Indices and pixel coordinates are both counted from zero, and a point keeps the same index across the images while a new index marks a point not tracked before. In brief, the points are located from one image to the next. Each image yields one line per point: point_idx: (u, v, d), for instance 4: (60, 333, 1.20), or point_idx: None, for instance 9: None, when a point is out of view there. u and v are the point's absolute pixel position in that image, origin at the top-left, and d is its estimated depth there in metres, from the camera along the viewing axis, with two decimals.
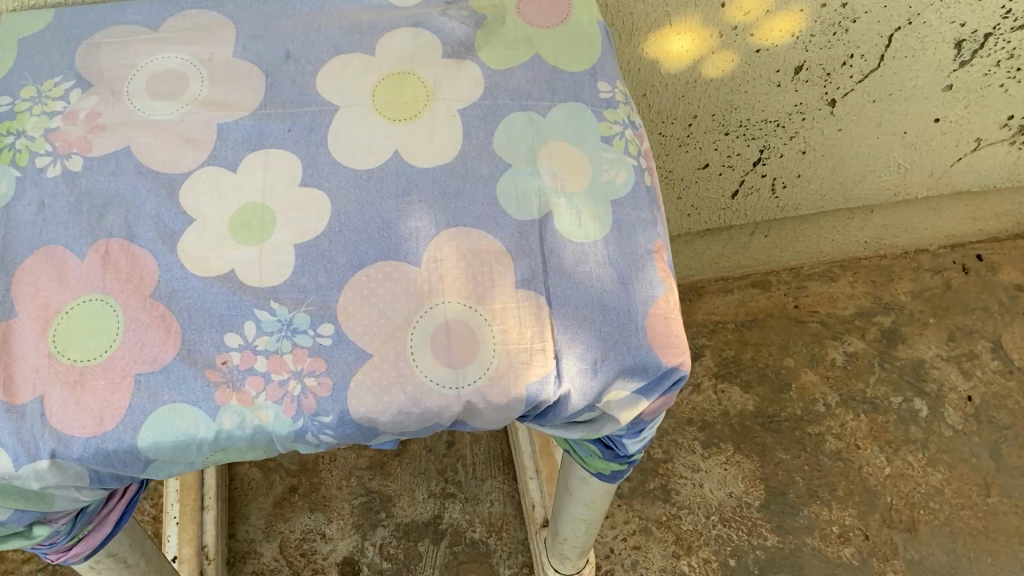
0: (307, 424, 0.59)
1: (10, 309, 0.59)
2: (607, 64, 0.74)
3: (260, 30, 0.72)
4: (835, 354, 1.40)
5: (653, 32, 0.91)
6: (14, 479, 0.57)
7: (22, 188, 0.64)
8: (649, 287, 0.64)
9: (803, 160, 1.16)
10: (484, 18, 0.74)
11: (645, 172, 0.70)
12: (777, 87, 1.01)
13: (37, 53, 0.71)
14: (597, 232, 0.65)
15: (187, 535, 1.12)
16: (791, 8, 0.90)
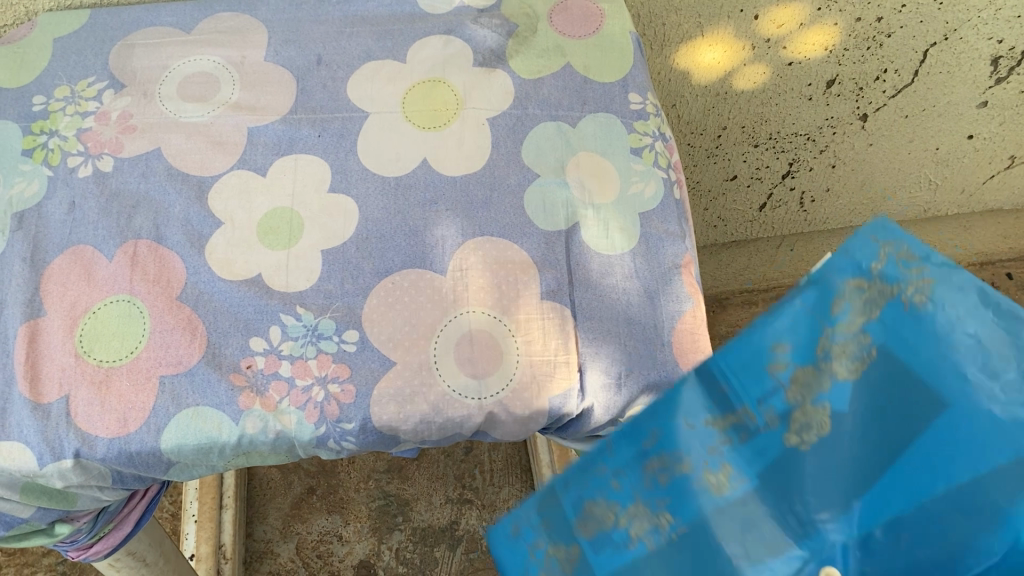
0: (330, 430, 0.59)
1: (38, 308, 0.60)
2: (639, 75, 0.73)
3: (292, 34, 0.73)
4: None
5: (685, 44, 0.90)
6: (39, 477, 0.57)
7: (54, 188, 0.65)
8: (677, 301, 0.64)
9: (832, 175, 1.15)
10: (515, 27, 0.74)
11: (674, 185, 0.69)
12: (808, 101, 1.00)
13: (71, 53, 0.71)
14: (625, 244, 0.65)
15: (204, 534, 1.13)
16: (825, 22, 0.89)
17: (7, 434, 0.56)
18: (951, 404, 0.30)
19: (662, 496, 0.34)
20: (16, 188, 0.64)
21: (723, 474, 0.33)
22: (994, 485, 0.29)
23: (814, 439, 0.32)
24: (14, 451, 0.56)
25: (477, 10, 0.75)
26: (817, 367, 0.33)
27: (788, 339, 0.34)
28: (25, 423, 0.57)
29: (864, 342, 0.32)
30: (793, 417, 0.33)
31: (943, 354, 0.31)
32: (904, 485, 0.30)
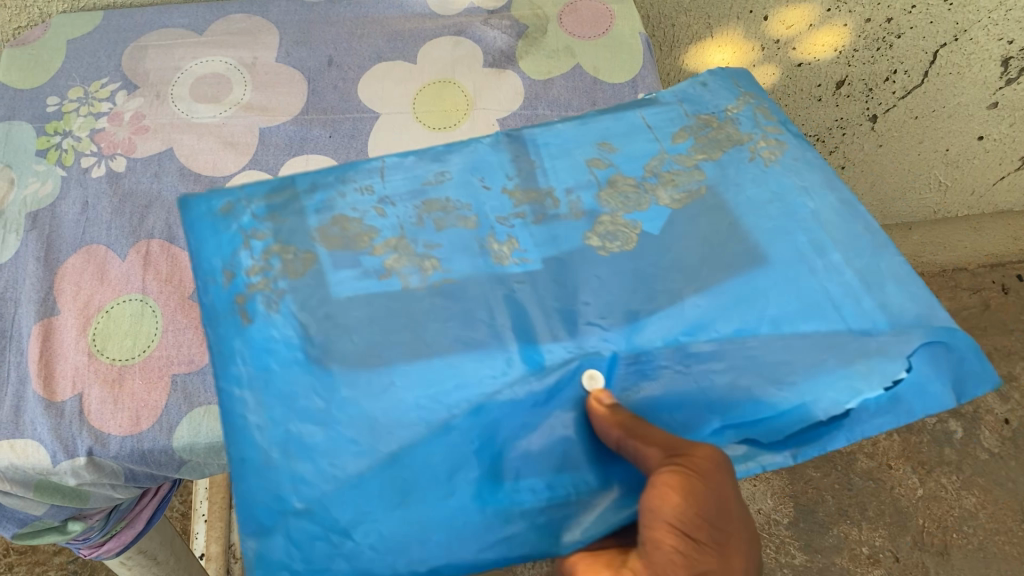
0: None
1: (52, 307, 0.60)
2: (649, 74, 0.72)
3: (304, 36, 0.73)
4: None
5: (694, 44, 0.91)
6: (52, 476, 0.56)
7: (67, 188, 0.65)
8: None
9: (842, 176, 1.15)
10: (525, 28, 0.74)
11: None
12: (818, 101, 1.01)
13: (85, 55, 0.72)
14: None
15: (214, 533, 1.13)
16: (834, 23, 0.89)
17: (22, 432, 0.56)
18: (757, 257, 0.45)
19: (426, 231, 0.46)
20: (31, 187, 0.65)
21: (507, 247, 0.46)
22: (766, 344, 0.42)
23: (614, 248, 0.46)
24: (29, 448, 0.56)
25: (487, 11, 0.75)
26: (636, 182, 0.49)
27: (617, 137, 0.51)
28: (39, 421, 0.56)
29: (693, 176, 0.49)
30: (601, 223, 0.47)
31: (758, 215, 0.46)
32: (698, 322, 0.43)
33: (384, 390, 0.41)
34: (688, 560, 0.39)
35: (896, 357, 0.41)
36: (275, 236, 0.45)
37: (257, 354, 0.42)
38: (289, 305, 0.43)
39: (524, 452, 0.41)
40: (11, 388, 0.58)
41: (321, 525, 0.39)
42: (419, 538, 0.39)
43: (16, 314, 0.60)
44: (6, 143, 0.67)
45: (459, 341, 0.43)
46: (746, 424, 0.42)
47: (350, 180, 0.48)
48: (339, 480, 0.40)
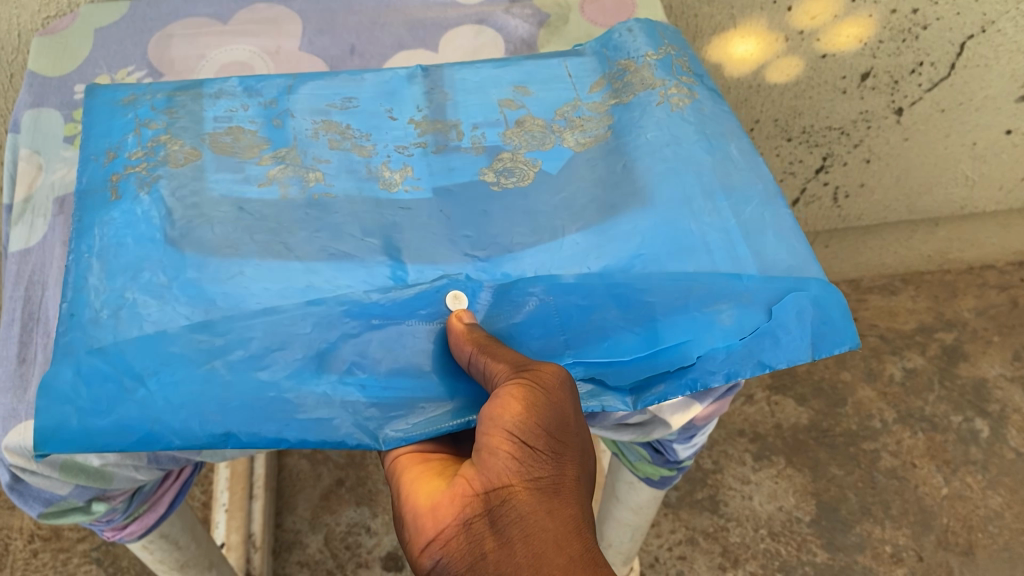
0: None
1: None
2: None
3: (327, 24, 0.73)
4: (894, 370, 1.33)
5: (717, 35, 0.89)
6: (77, 455, 0.57)
7: None
8: None
9: (867, 169, 1.12)
10: (547, 17, 0.74)
11: None
12: (842, 94, 0.99)
13: (112, 43, 0.72)
14: None
15: (235, 523, 1.14)
16: (860, 14, 0.89)
17: None
18: (640, 199, 0.55)
19: (315, 146, 0.60)
20: (58, 173, 0.66)
21: (400, 174, 0.59)
22: (636, 276, 0.52)
23: (510, 182, 0.59)
24: None
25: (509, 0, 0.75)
26: (545, 126, 0.62)
27: (536, 89, 0.65)
28: None
29: (597, 123, 0.62)
30: (502, 167, 0.60)
31: (641, 146, 0.58)
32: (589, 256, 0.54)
33: (229, 280, 0.51)
34: (522, 468, 0.39)
35: (757, 306, 0.50)
36: (167, 130, 0.59)
37: (119, 223, 0.53)
38: (159, 189, 0.55)
39: (361, 351, 0.49)
40: (39, 368, 0.60)
41: (116, 369, 0.46)
42: (216, 405, 0.46)
43: (43, 297, 0.62)
44: (34, 129, 0.68)
45: (305, 245, 0.54)
46: (590, 361, 0.50)
47: (264, 101, 0.62)
48: (153, 337, 0.47)
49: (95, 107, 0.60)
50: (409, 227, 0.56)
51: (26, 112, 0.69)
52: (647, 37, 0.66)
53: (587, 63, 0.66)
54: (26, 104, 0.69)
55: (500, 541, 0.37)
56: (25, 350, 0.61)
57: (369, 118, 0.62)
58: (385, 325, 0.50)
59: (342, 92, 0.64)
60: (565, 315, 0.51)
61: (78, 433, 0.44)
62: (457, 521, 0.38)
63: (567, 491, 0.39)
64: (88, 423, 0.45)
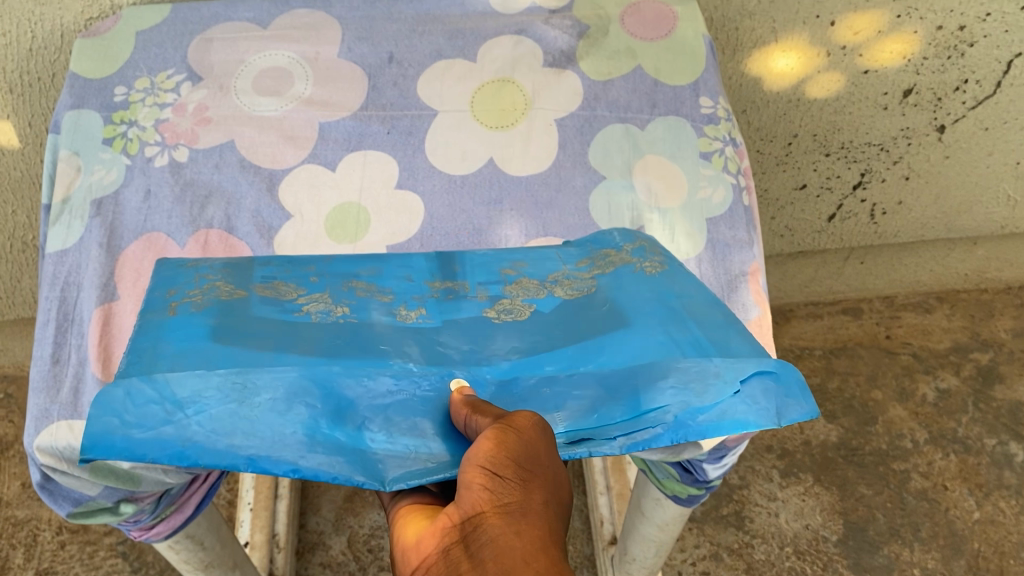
0: None
1: (112, 292, 0.63)
2: (711, 78, 0.72)
3: (365, 31, 0.73)
4: (927, 390, 1.31)
5: (759, 49, 0.88)
6: None
7: (131, 177, 0.67)
8: (743, 310, 0.63)
9: (906, 187, 1.09)
10: (587, 29, 0.74)
11: (743, 191, 0.69)
12: (883, 110, 0.97)
13: (152, 46, 0.73)
14: (691, 249, 0.65)
15: (259, 522, 1.14)
16: (904, 30, 0.87)
17: (80, 414, 0.60)
18: (616, 318, 0.52)
19: (348, 292, 0.55)
20: (96, 175, 0.67)
21: (415, 313, 0.54)
22: (610, 376, 0.48)
23: (507, 318, 0.54)
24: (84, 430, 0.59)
25: (549, 10, 0.75)
26: (538, 284, 0.57)
27: (528, 259, 0.59)
28: None
29: (584, 283, 0.57)
30: (501, 306, 0.55)
31: (623, 298, 0.54)
32: (572, 355, 0.50)
33: (267, 352, 0.47)
34: (493, 496, 0.35)
35: (729, 380, 0.46)
36: (223, 280, 0.54)
37: (167, 334, 0.47)
38: (209, 309, 0.50)
39: (377, 410, 0.46)
40: (71, 370, 0.61)
41: (158, 393, 0.42)
42: (246, 432, 0.42)
43: (78, 298, 0.63)
44: (74, 130, 0.69)
45: (339, 347, 0.49)
46: (579, 428, 0.46)
47: (307, 267, 0.57)
48: (192, 373, 0.44)
49: (160, 271, 0.54)
50: (423, 347, 0.50)
51: (67, 113, 0.69)
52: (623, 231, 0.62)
53: (580, 245, 0.62)
54: (67, 105, 0.70)
55: (474, 562, 0.32)
56: (59, 350, 0.62)
57: (388, 276, 0.57)
58: (401, 399, 0.47)
59: (364, 260, 0.59)
60: (554, 400, 0.47)
61: (121, 446, 0.39)
62: (436, 553, 0.35)
63: (539, 514, 0.34)
64: (130, 435, 0.40)
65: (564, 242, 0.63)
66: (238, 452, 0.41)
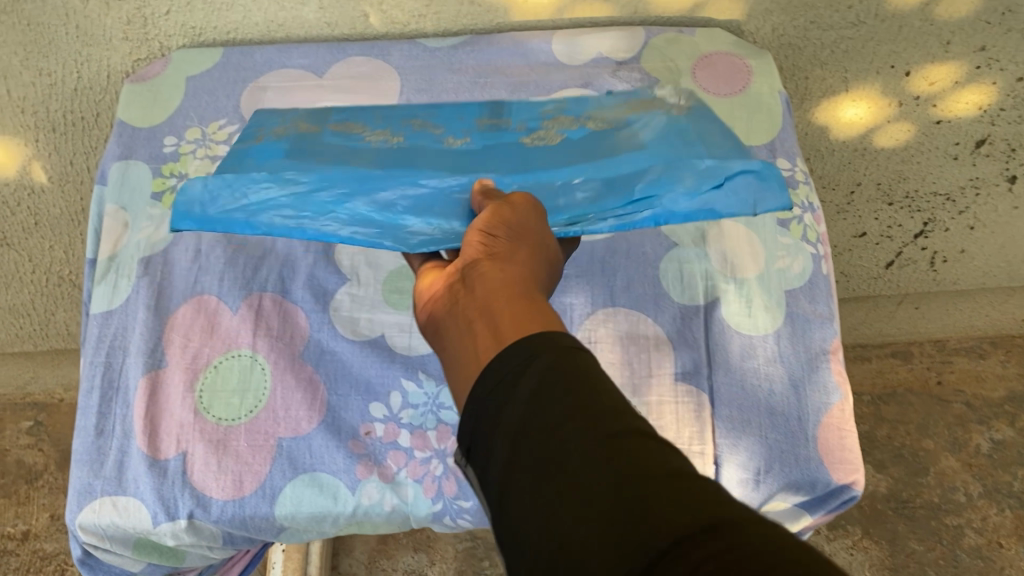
0: (447, 507, 0.58)
1: (160, 359, 0.60)
2: (788, 138, 0.68)
3: (425, 83, 0.71)
4: (981, 441, 1.25)
5: (827, 98, 0.85)
6: (151, 534, 0.57)
7: (181, 234, 0.64)
8: (824, 393, 0.60)
9: (970, 236, 1.05)
10: (656, 83, 0.70)
11: (823, 261, 0.65)
12: (953, 160, 0.93)
13: (204, 94, 0.70)
14: (769, 325, 0.61)
15: (291, 565, 1.11)
16: (983, 81, 0.83)
17: (124, 490, 0.57)
18: (623, 144, 0.57)
19: (407, 128, 0.62)
20: (144, 232, 0.64)
21: (459, 139, 0.61)
22: (617, 172, 0.54)
23: (537, 142, 0.60)
24: (129, 506, 0.56)
25: (616, 62, 0.72)
26: (571, 119, 0.62)
27: (564, 104, 0.64)
28: (142, 480, 0.57)
29: (610, 118, 0.61)
30: (533, 134, 0.61)
31: (638, 125, 0.59)
32: (581, 161, 0.56)
33: (339, 160, 0.57)
34: (485, 248, 0.45)
35: (704, 177, 0.52)
36: (307, 121, 0.62)
37: (253, 155, 0.57)
38: (291, 136, 0.60)
39: (421, 197, 0.54)
40: (116, 442, 0.58)
41: (228, 182, 0.52)
42: (304, 211, 0.52)
43: (124, 365, 0.60)
44: (121, 182, 0.66)
45: (397, 159, 0.57)
46: (581, 211, 0.52)
47: (377, 111, 0.64)
48: (264, 173, 0.54)
49: (261, 115, 0.63)
50: (460, 158, 0.58)
51: (114, 164, 0.67)
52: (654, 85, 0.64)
53: (615, 93, 0.65)
54: (115, 155, 0.67)
55: (468, 288, 0.43)
56: (103, 421, 0.59)
57: (444, 118, 0.63)
58: (440, 194, 0.54)
59: (427, 109, 0.64)
60: (562, 195, 0.54)
61: (199, 218, 0.50)
62: (440, 288, 0.45)
63: (519, 261, 0.44)
64: (207, 211, 0.51)
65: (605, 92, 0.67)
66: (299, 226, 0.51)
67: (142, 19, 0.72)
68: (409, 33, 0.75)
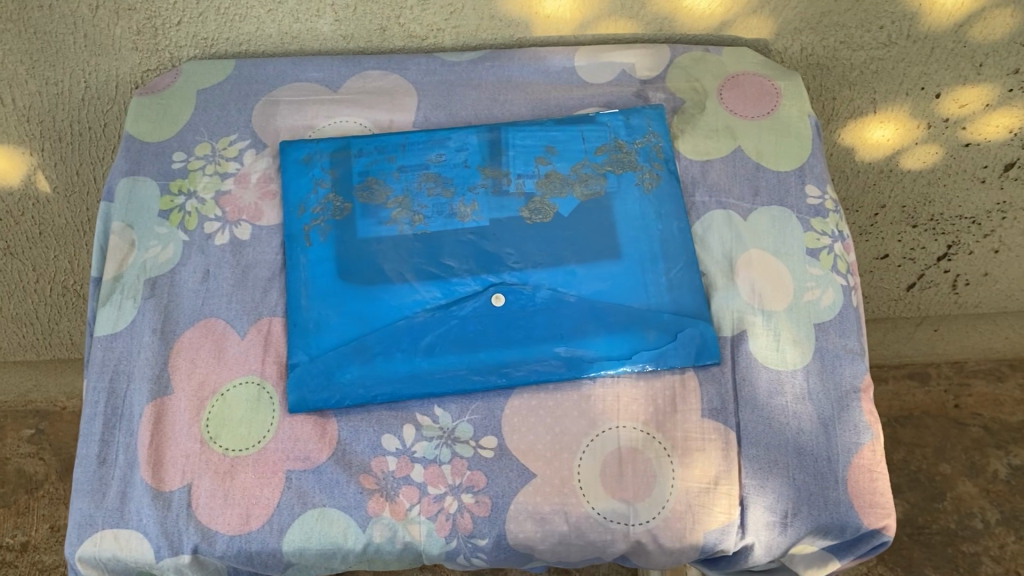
0: (461, 545, 0.55)
1: (166, 386, 0.58)
2: (818, 163, 0.66)
3: (443, 100, 0.68)
4: (999, 466, 1.22)
5: (854, 119, 0.83)
6: (154, 569, 0.55)
7: (189, 254, 0.62)
8: (855, 432, 0.58)
9: (994, 259, 1.03)
10: (681, 103, 0.68)
11: (853, 292, 0.62)
12: (980, 183, 0.91)
13: (215, 108, 0.68)
14: (798, 360, 0.59)
15: None
16: (1014, 104, 0.81)
17: (126, 522, 0.55)
18: (613, 248, 0.61)
19: (422, 195, 0.63)
20: (151, 252, 0.62)
21: (469, 208, 0.63)
22: (613, 309, 0.59)
23: (537, 218, 0.62)
24: (131, 540, 0.54)
25: (640, 81, 0.69)
26: (563, 177, 0.64)
27: (560, 142, 0.65)
28: (145, 512, 0.55)
29: (598, 181, 0.64)
30: (531, 200, 0.63)
31: (627, 222, 0.62)
32: (576, 270, 0.60)
33: (373, 280, 0.60)
34: None
35: (688, 358, 0.58)
36: (331, 187, 0.63)
37: (295, 281, 0.60)
38: (320, 230, 0.62)
39: (446, 339, 0.59)
40: (119, 472, 0.56)
41: (304, 359, 0.58)
42: (364, 382, 0.57)
43: (129, 391, 0.58)
44: (128, 199, 0.64)
45: (423, 265, 0.60)
46: (585, 346, 0.58)
47: (389, 156, 0.64)
48: (323, 329, 0.59)
49: (284, 167, 0.64)
50: (472, 251, 0.61)
51: (122, 180, 0.65)
52: (637, 116, 0.66)
53: (602, 123, 0.66)
54: (122, 171, 0.65)
55: None
56: (105, 449, 0.57)
57: (449, 164, 0.64)
58: (460, 324, 0.59)
59: (430, 145, 0.65)
60: (568, 319, 0.59)
61: (297, 404, 0.57)
62: None
63: None
64: (304, 400, 0.57)
65: (594, 112, 0.67)
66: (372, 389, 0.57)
67: (153, 30, 0.70)
68: (426, 47, 0.73)
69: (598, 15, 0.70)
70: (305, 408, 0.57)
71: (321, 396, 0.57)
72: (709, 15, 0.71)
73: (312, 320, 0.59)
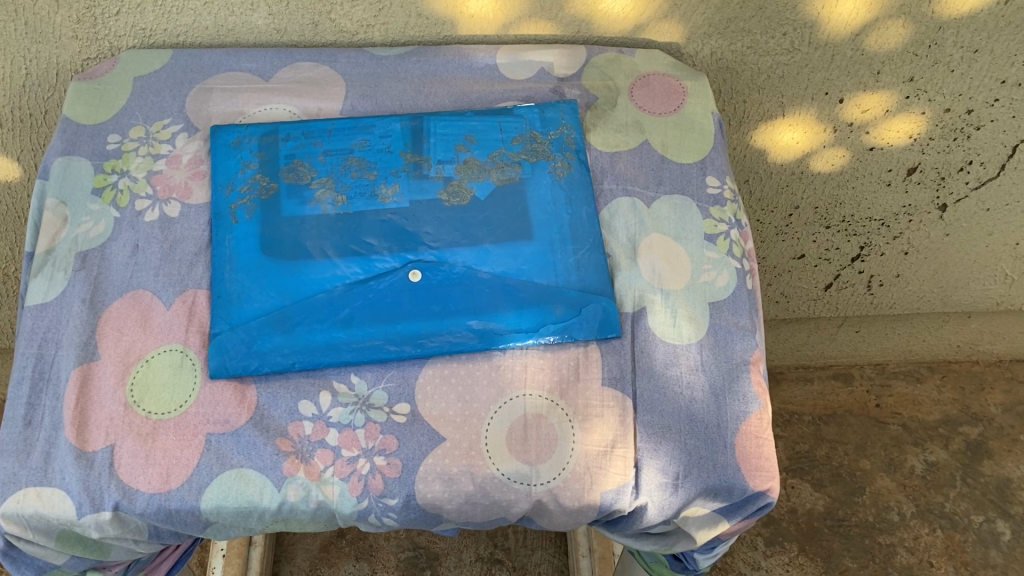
0: (372, 505, 0.59)
1: (93, 352, 0.60)
2: (718, 157, 0.71)
3: (371, 90, 0.72)
4: (915, 462, 1.27)
5: (765, 122, 0.88)
6: (75, 526, 0.57)
7: (119, 230, 0.65)
8: (744, 402, 0.62)
9: (904, 261, 1.09)
10: (594, 99, 0.73)
11: (747, 275, 0.67)
12: (886, 186, 0.97)
13: (150, 94, 0.71)
14: (693, 334, 0.63)
15: None
16: (912, 111, 0.87)
17: (50, 481, 0.57)
18: (525, 230, 0.65)
19: (346, 177, 0.67)
20: (83, 227, 0.65)
21: (390, 191, 0.66)
22: (524, 286, 0.63)
23: (453, 201, 0.66)
24: (54, 497, 0.57)
25: (557, 78, 0.74)
26: (481, 165, 0.68)
27: (478, 131, 0.69)
28: (68, 470, 0.57)
29: (513, 169, 0.68)
30: (450, 184, 0.67)
31: (539, 207, 0.66)
32: (490, 249, 0.64)
33: (296, 256, 0.63)
34: None
35: (591, 331, 0.62)
36: (259, 169, 0.66)
37: (221, 255, 0.64)
38: (246, 208, 0.65)
39: (365, 310, 0.62)
40: (44, 434, 0.58)
41: (226, 327, 0.61)
42: (284, 350, 0.60)
43: (56, 357, 0.61)
44: (63, 177, 0.67)
45: (345, 242, 0.64)
46: (496, 320, 0.62)
47: (315, 140, 0.68)
48: (246, 300, 0.62)
49: (214, 149, 0.67)
50: (392, 231, 0.65)
51: (57, 159, 0.67)
52: (552, 110, 0.70)
53: (518, 116, 0.70)
54: (58, 151, 0.68)
55: None
56: (32, 412, 0.59)
57: (373, 149, 0.68)
58: (378, 297, 0.62)
59: (355, 131, 0.69)
60: (481, 294, 0.63)
61: (218, 369, 0.60)
62: None
63: None
64: (224, 366, 0.60)
65: (511, 105, 0.71)
66: (290, 355, 0.60)
67: (93, 19, 0.73)
68: (357, 42, 0.77)
69: (519, 16, 0.74)
70: (225, 373, 0.60)
71: (241, 362, 0.60)
72: (623, 18, 0.76)
73: (235, 292, 0.62)
